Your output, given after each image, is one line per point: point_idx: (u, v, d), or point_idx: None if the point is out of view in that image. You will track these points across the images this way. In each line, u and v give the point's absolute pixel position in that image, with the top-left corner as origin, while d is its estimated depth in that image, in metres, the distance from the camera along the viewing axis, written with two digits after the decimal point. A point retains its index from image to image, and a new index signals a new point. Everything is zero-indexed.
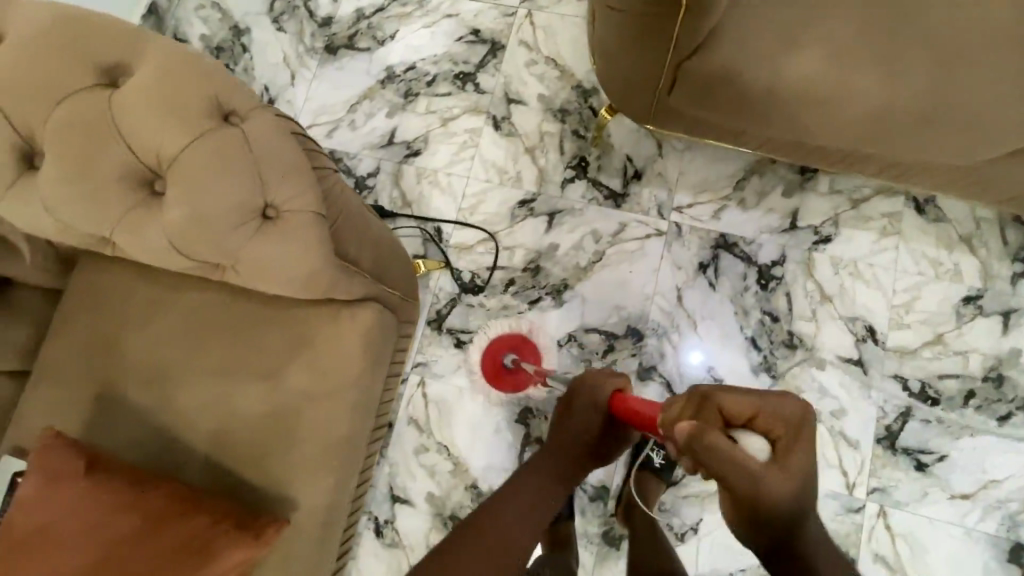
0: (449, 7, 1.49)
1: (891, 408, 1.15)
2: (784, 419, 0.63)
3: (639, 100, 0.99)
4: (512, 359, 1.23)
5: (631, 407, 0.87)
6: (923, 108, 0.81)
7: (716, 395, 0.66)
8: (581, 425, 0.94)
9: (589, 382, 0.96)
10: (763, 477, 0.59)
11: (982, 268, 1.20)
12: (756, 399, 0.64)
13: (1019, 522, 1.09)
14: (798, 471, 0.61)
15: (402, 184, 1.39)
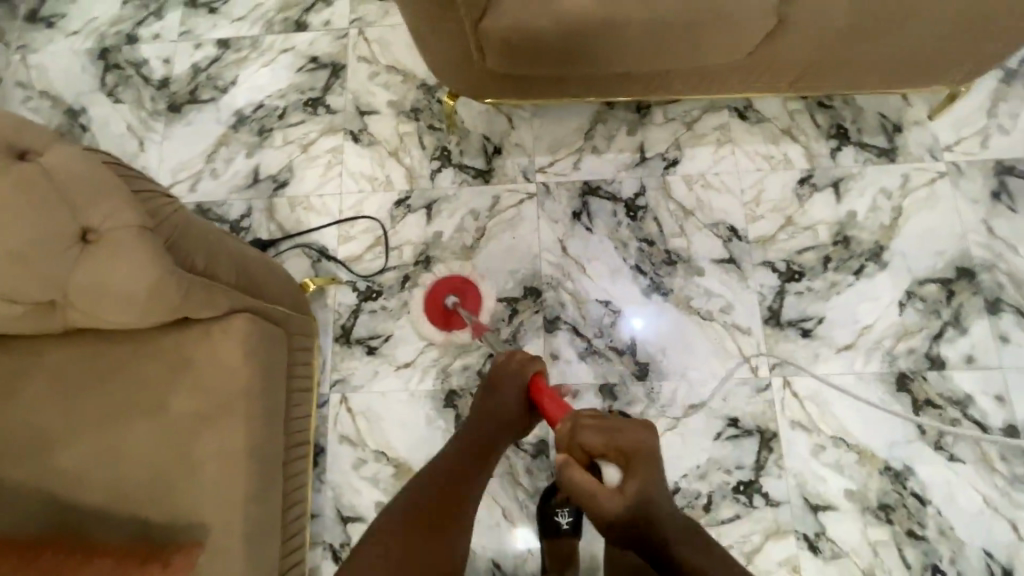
0: (283, 42, 1.54)
1: (768, 290, 1.28)
2: (625, 445, 0.82)
3: (467, 69, 1.07)
4: (454, 300, 1.27)
5: (546, 405, 0.98)
6: (690, 14, 0.90)
7: (580, 430, 0.84)
8: (506, 404, 1.04)
9: (515, 365, 1.05)
10: (605, 498, 0.80)
11: (805, 151, 1.36)
12: (613, 430, 0.83)
13: (897, 354, 1.22)
14: (630, 495, 0.80)
15: (278, 216, 1.40)
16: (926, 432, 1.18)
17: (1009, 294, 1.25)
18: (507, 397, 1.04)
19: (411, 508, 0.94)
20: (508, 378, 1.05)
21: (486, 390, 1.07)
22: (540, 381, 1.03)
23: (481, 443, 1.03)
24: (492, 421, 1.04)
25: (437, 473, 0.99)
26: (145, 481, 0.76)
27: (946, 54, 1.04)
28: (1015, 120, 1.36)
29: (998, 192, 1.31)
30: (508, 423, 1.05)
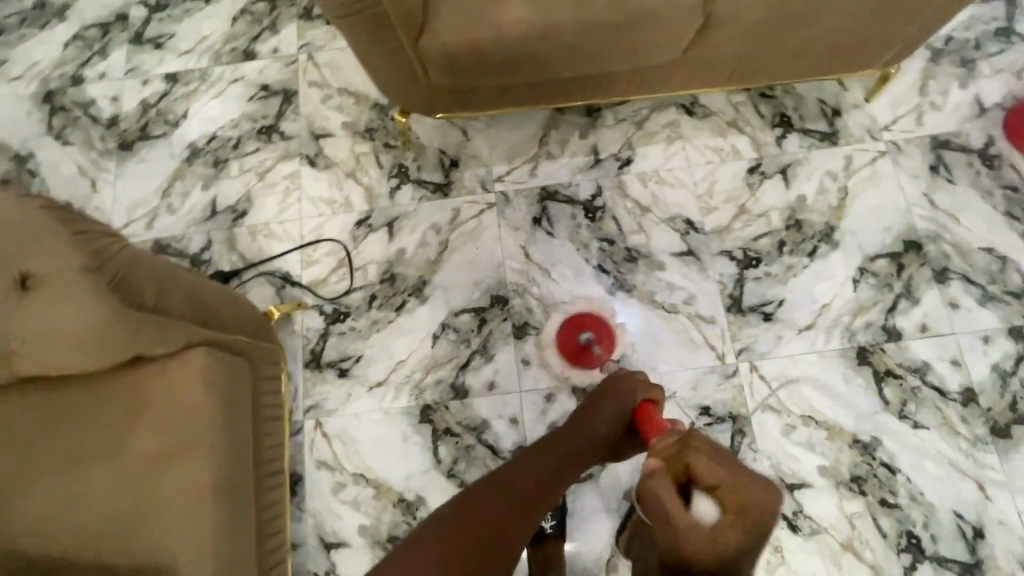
0: (232, 73, 1.54)
1: (728, 279, 1.31)
2: (749, 500, 0.65)
3: (414, 88, 1.10)
4: (590, 337, 1.25)
5: (649, 420, 0.94)
6: (618, 18, 0.93)
7: (692, 454, 0.71)
8: (608, 423, 0.98)
9: (628, 388, 1.00)
10: (690, 537, 0.65)
11: (752, 141, 1.40)
12: (741, 475, 0.67)
13: (855, 329, 1.26)
14: (727, 541, 0.64)
15: (239, 247, 1.39)
16: (890, 403, 1.21)
17: (955, 262, 1.30)
18: (606, 418, 0.98)
19: (494, 497, 0.91)
20: (623, 395, 0.99)
21: (589, 402, 1.02)
22: (647, 410, 0.96)
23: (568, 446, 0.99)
24: (584, 435, 0.98)
25: (517, 472, 0.95)
26: (114, 514, 0.75)
27: (862, 38, 1.11)
28: (945, 96, 1.42)
29: (936, 166, 1.37)
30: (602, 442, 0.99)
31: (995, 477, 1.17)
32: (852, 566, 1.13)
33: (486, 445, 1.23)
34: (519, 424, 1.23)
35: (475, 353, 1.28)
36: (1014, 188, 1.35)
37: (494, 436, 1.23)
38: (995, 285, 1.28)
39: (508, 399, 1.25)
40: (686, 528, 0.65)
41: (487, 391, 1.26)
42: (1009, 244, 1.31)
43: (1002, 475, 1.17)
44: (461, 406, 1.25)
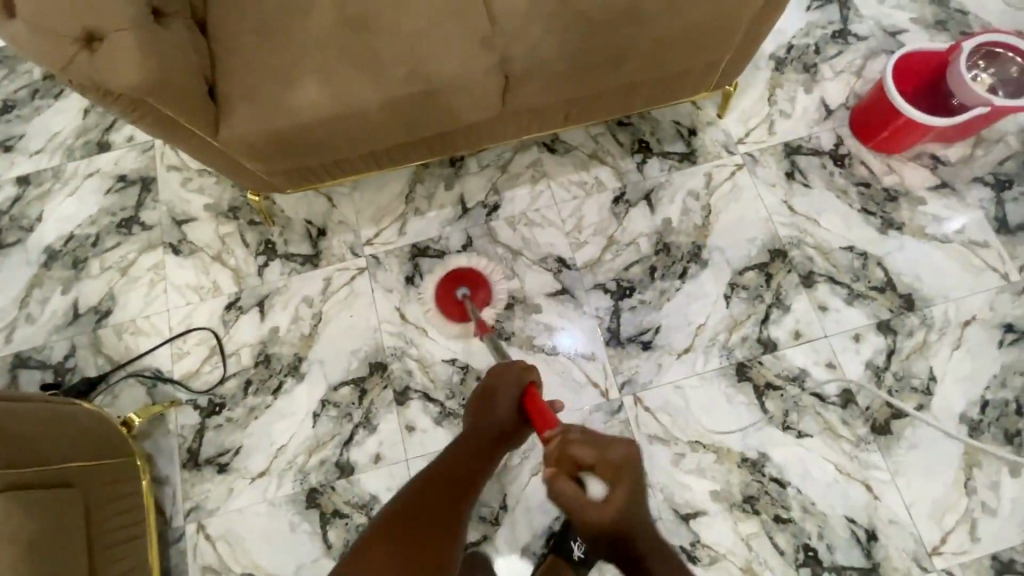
0: (87, 167, 1.48)
1: (604, 312, 1.31)
2: (614, 461, 0.79)
3: (245, 176, 1.07)
4: (466, 293, 1.23)
5: (537, 410, 0.92)
6: (416, 89, 0.94)
7: (572, 450, 0.80)
8: (499, 411, 0.99)
9: (511, 375, 1.00)
10: (595, 514, 0.79)
11: (615, 171, 1.42)
12: (610, 448, 0.79)
13: (732, 346, 1.27)
14: (615, 503, 0.79)
15: (105, 349, 1.33)
16: (773, 416, 1.22)
17: (819, 265, 1.32)
18: (500, 403, 0.99)
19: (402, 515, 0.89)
20: (504, 388, 0.99)
21: (479, 397, 1.03)
22: (532, 391, 0.96)
23: (479, 447, 1.00)
24: (482, 427, 1.00)
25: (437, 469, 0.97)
26: None
27: (688, 69, 1.08)
28: (793, 103, 1.47)
29: (792, 172, 1.40)
30: (502, 433, 1.00)
31: (881, 476, 1.17)
32: None
33: None
34: None
35: (358, 427, 1.24)
36: (866, 184, 1.39)
37: (384, 510, 1.19)
38: (859, 282, 1.31)
39: (395, 469, 1.21)
40: (593, 511, 0.79)
41: (373, 465, 1.22)
42: (868, 240, 1.34)
43: (887, 473, 1.18)
44: (348, 485, 1.21)
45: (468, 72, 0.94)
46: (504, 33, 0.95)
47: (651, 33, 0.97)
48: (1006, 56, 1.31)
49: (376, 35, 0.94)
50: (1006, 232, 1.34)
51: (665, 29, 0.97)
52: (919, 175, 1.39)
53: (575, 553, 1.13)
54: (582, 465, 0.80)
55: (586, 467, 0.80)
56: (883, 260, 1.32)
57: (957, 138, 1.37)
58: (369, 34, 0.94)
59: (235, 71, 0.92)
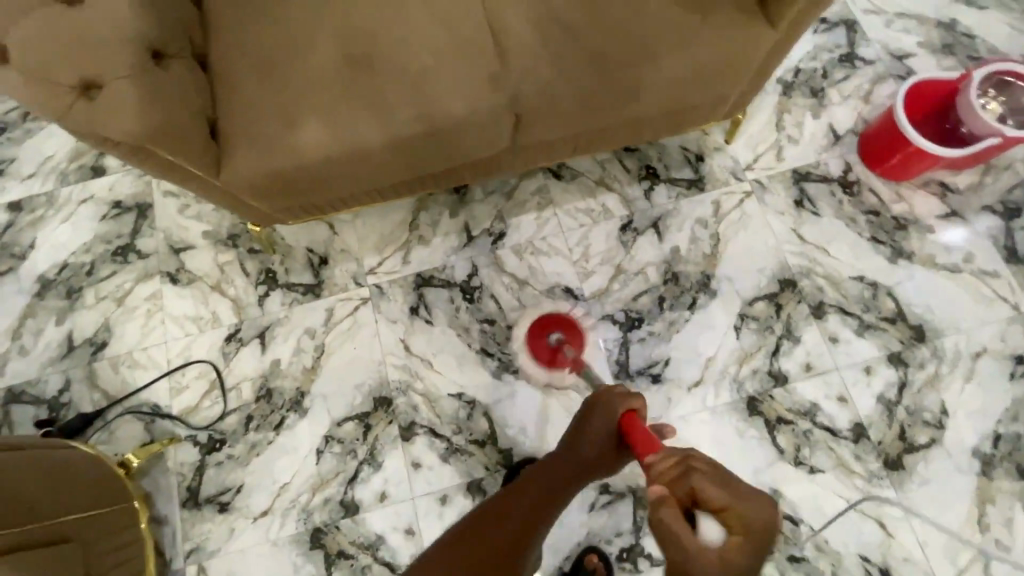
0: (80, 192, 1.44)
1: (612, 344, 1.29)
2: (752, 522, 0.63)
3: (248, 214, 1.04)
4: (559, 337, 1.20)
5: (637, 435, 0.83)
6: (424, 128, 0.91)
7: (696, 476, 0.67)
8: (592, 438, 0.90)
9: (608, 397, 0.91)
10: (708, 566, 0.59)
11: (622, 199, 1.40)
12: (746, 497, 0.64)
13: (743, 379, 1.25)
14: (740, 564, 0.60)
15: (100, 383, 1.29)
16: (784, 451, 1.20)
17: (829, 295, 1.31)
18: (596, 428, 0.89)
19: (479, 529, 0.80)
20: (603, 411, 0.90)
21: (577, 418, 0.94)
22: (631, 416, 0.87)
23: (569, 471, 0.90)
24: (573, 450, 0.90)
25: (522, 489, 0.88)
26: None
27: (700, 105, 1.06)
28: (801, 128, 1.45)
29: (801, 200, 1.39)
30: (592, 461, 0.90)
31: (894, 512, 1.16)
32: None
33: (383, 562, 1.16)
34: (414, 534, 1.17)
35: (362, 464, 1.22)
36: (876, 212, 1.37)
37: (390, 551, 1.17)
38: (870, 313, 1.29)
39: (400, 508, 1.19)
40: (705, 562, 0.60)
41: (379, 503, 1.19)
42: (878, 270, 1.33)
43: (899, 509, 1.17)
44: (353, 524, 1.18)
45: (476, 111, 0.92)
46: (513, 71, 0.93)
47: (662, 71, 0.95)
48: (1019, 84, 1.29)
49: (383, 73, 0.91)
50: (1016, 261, 1.33)
51: (677, 69, 0.95)
52: (928, 203, 1.38)
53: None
54: (700, 500, 0.66)
55: (699, 504, 0.66)
56: (894, 290, 1.31)
57: (967, 165, 1.35)
58: (375, 72, 0.92)
59: (234, 110, 0.90)
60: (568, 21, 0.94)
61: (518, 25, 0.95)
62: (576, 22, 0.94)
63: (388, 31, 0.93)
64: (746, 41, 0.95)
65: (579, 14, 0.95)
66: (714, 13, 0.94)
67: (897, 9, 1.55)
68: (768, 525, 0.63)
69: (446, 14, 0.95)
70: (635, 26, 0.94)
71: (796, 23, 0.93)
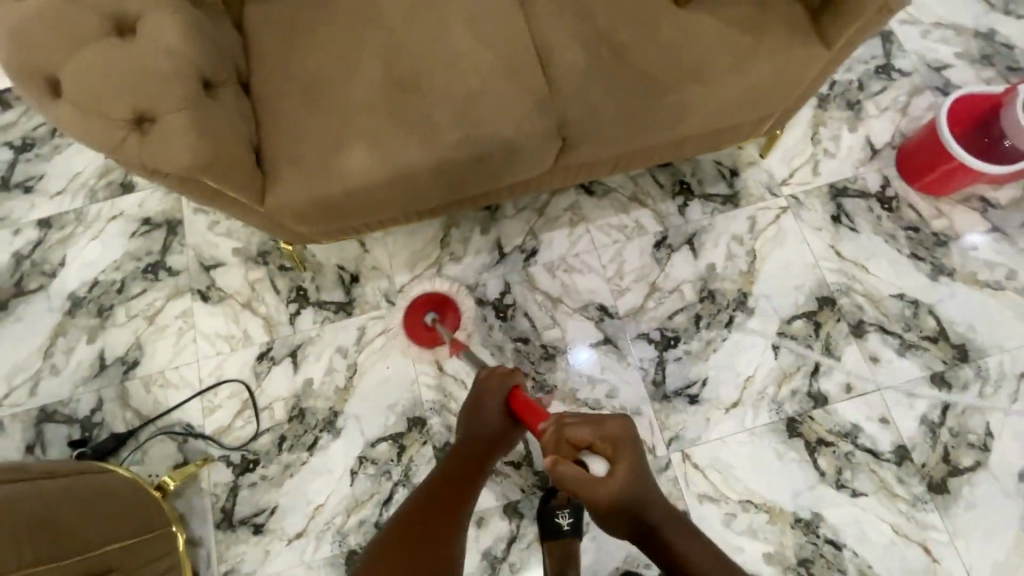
0: (110, 209, 1.44)
1: (648, 363, 1.27)
2: (613, 433, 0.85)
3: (289, 236, 1.04)
4: (432, 317, 1.22)
5: (527, 410, 0.96)
6: (469, 154, 0.91)
7: (567, 429, 0.85)
8: (485, 420, 1.01)
9: (491, 383, 1.03)
10: (601, 491, 0.82)
11: (656, 215, 1.38)
12: (604, 423, 0.86)
13: (782, 399, 1.23)
14: (621, 475, 0.83)
15: (132, 402, 1.29)
16: (825, 474, 1.18)
17: (869, 313, 1.29)
18: (487, 411, 1.01)
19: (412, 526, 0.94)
20: (489, 397, 1.02)
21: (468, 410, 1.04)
22: (518, 392, 1.00)
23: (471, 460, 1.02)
24: (469, 437, 1.02)
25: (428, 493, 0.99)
26: None
27: (746, 124, 1.05)
28: (838, 142, 1.43)
29: (838, 215, 1.36)
30: (490, 439, 1.03)
31: (940, 538, 1.14)
32: None
33: None
34: None
35: (397, 486, 1.21)
36: (915, 228, 1.35)
37: None
38: (911, 332, 1.27)
39: None
40: (598, 488, 0.82)
41: None
42: (918, 287, 1.30)
43: (946, 534, 1.14)
44: None
45: (522, 136, 0.91)
46: (560, 96, 0.92)
47: (713, 94, 0.93)
48: None
49: (430, 99, 0.91)
50: None
51: (727, 92, 0.93)
52: (969, 218, 1.35)
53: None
54: (584, 442, 0.86)
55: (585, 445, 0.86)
56: (935, 308, 1.29)
57: (1007, 180, 1.33)
58: (421, 97, 0.91)
59: (281, 137, 0.89)
60: (618, 45, 0.94)
61: (566, 50, 0.94)
62: (626, 47, 0.93)
63: (437, 56, 0.93)
64: (798, 62, 0.93)
65: (630, 38, 0.94)
66: (767, 34, 0.93)
67: (935, 19, 1.52)
68: (624, 431, 0.87)
69: (494, 38, 0.94)
70: (686, 49, 0.93)
71: (850, 43, 0.91)
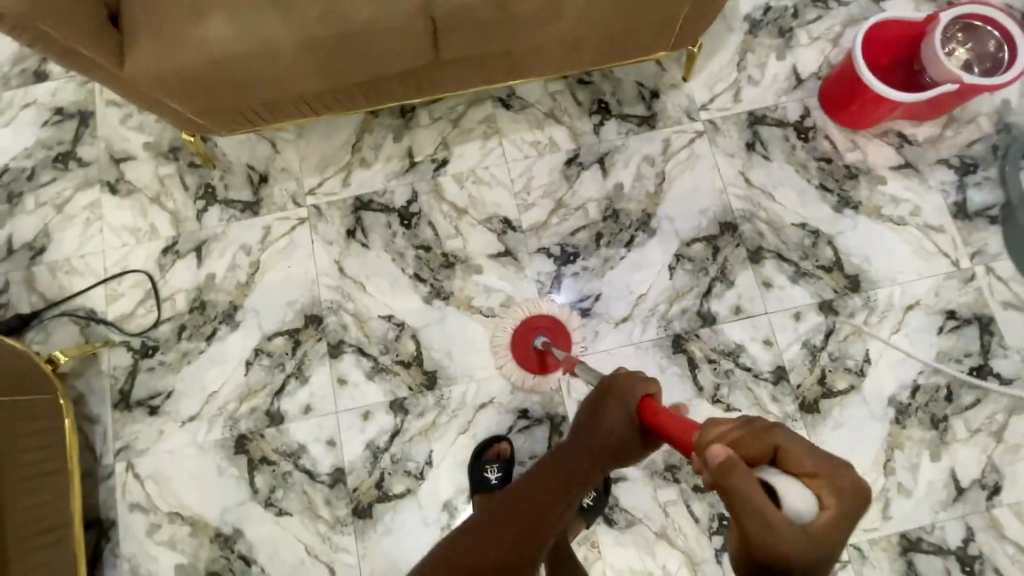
0: (23, 96, 1.41)
1: (545, 277, 1.29)
2: (844, 488, 0.51)
3: (178, 120, 1.07)
4: (544, 340, 1.20)
5: (661, 419, 0.75)
6: (332, 30, 0.91)
7: (777, 433, 0.56)
8: (611, 430, 0.82)
9: (626, 382, 0.85)
10: (784, 530, 0.48)
11: (570, 132, 1.36)
12: (827, 463, 0.53)
13: (671, 318, 1.26)
14: (817, 537, 0.49)
15: (39, 286, 1.31)
16: (703, 389, 1.22)
17: (769, 240, 1.29)
18: (612, 422, 0.82)
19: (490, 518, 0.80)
20: (619, 398, 0.83)
21: (591, 407, 0.86)
22: (650, 403, 0.80)
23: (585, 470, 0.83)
24: (592, 439, 0.82)
25: (509, 498, 0.82)
26: None
27: (633, 28, 1.05)
28: (763, 69, 1.40)
29: (752, 142, 1.35)
30: (616, 448, 0.82)
31: None
32: (665, 554, 1.15)
33: (302, 470, 1.20)
34: (336, 445, 1.21)
35: (289, 378, 1.24)
36: (828, 160, 1.34)
37: (311, 460, 1.21)
38: (807, 261, 1.28)
39: (323, 421, 1.22)
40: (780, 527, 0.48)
41: (304, 415, 1.23)
42: (822, 218, 1.31)
43: None
44: (277, 433, 1.22)
45: (385, 16, 0.91)
46: None
47: None
48: (985, 30, 1.25)
49: None
50: (963, 217, 1.30)
51: None
52: (883, 152, 1.34)
53: (491, 480, 1.14)
54: (781, 459, 0.55)
55: (776, 462, 0.56)
56: (834, 240, 1.29)
57: (928, 115, 1.31)
58: None
59: (147, 7, 0.92)
60: None
61: None
62: None
63: None
64: None
65: None
66: None
67: None
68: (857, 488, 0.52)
69: None
70: None
71: None
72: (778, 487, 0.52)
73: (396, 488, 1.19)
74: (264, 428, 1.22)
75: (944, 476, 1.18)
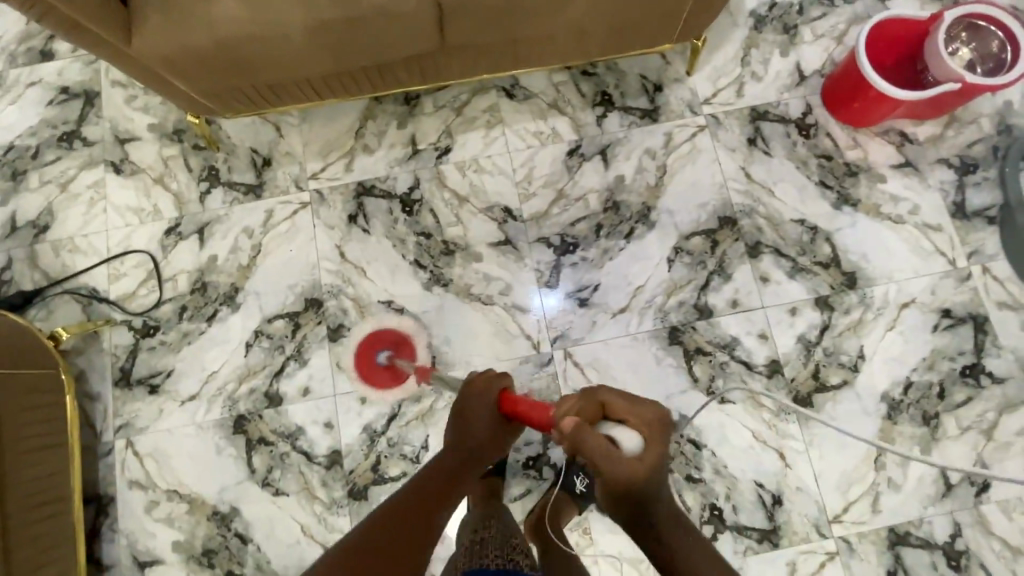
0: (29, 74, 1.42)
1: (544, 266, 1.30)
2: (647, 419, 0.76)
3: (184, 99, 1.08)
4: (387, 355, 1.22)
5: (525, 409, 0.85)
6: (340, 14, 0.91)
7: (602, 394, 0.78)
8: (481, 430, 0.90)
9: (484, 383, 0.90)
10: (627, 466, 0.70)
11: (573, 123, 1.37)
12: (641, 405, 0.77)
13: (668, 310, 1.27)
14: (651, 460, 0.72)
15: (42, 264, 1.32)
16: (698, 380, 1.24)
17: (767, 235, 1.30)
18: (482, 421, 0.89)
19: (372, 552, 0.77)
20: (478, 400, 0.90)
21: (457, 412, 0.93)
22: (509, 395, 0.88)
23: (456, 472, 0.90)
24: (464, 440, 0.90)
25: (390, 521, 0.82)
26: None
27: (639, 18, 1.05)
28: (767, 65, 1.40)
29: (754, 138, 1.36)
30: (483, 442, 0.91)
31: (795, 445, 1.21)
32: None
33: (300, 451, 1.22)
34: (333, 428, 1.23)
35: (289, 360, 1.26)
36: (828, 157, 1.35)
37: (309, 441, 1.22)
38: (805, 256, 1.29)
39: (321, 404, 1.24)
40: (622, 465, 0.70)
41: (302, 397, 1.24)
42: (820, 214, 1.32)
43: (801, 443, 1.21)
44: (275, 414, 1.23)
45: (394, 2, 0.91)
46: None
47: None
48: (989, 29, 1.25)
49: None
50: (962, 217, 1.31)
51: None
52: (884, 151, 1.35)
53: None
54: (609, 412, 0.77)
55: (606, 415, 0.78)
56: (832, 236, 1.30)
57: (930, 114, 1.32)
58: None
59: None
60: None
61: None
62: None
63: None
64: None
65: None
66: None
67: None
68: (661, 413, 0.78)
69: None
70: None
71: None
72: (615, 436, 0.73)
73: (392, 471, 1.21)
74: (263, 409, 1.24)
75: (934, 472, 1.19)
